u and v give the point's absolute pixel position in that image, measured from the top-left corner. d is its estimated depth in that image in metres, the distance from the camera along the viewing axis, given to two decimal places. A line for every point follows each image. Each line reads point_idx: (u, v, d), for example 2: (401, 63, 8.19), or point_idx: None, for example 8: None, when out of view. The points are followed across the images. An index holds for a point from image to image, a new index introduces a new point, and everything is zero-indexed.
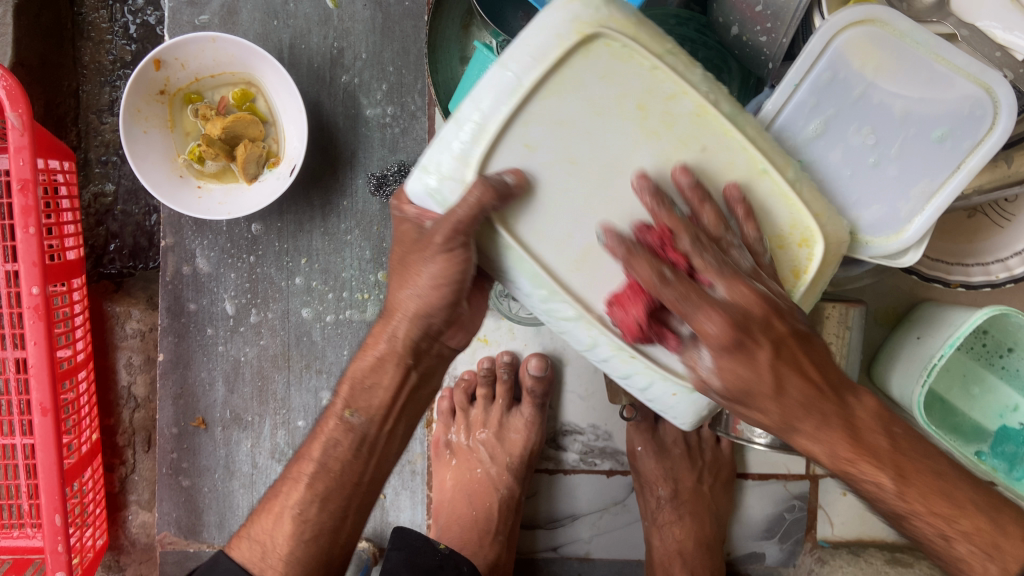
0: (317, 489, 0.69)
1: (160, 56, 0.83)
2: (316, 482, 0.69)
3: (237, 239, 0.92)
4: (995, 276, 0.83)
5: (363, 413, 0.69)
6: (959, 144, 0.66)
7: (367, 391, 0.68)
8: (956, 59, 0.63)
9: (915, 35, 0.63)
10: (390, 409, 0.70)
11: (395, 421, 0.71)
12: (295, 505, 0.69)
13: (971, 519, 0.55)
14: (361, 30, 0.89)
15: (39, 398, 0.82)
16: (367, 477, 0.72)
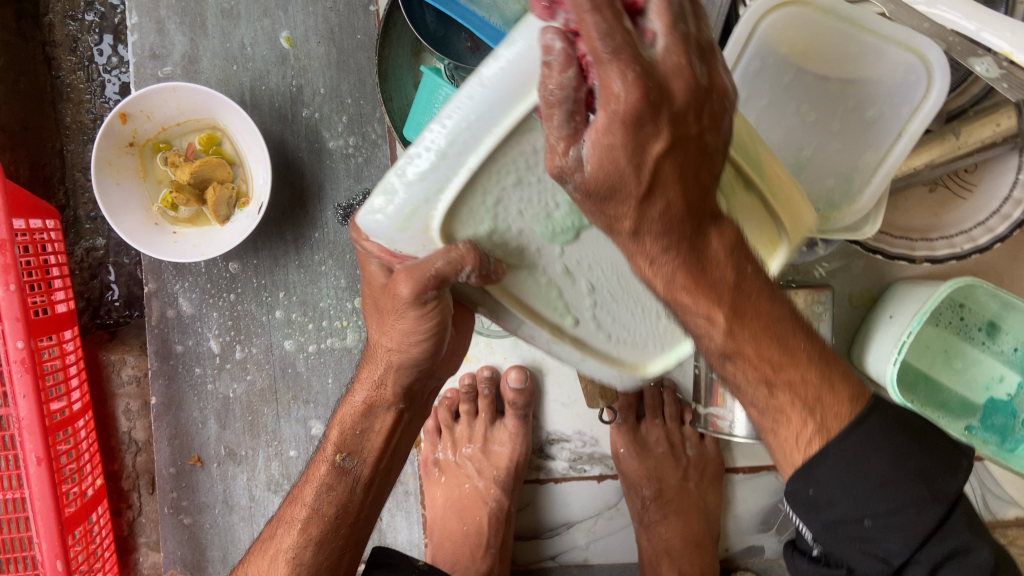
0: (311, 532, 0.67)
1: (124, 109, 0.86)
2: (312, 527, 0.67)
3: (216, 279, 0.94)
4: (960, 248, 0.83)
5: (358, 456, 0.67)
6: (898, 110, 0.66)
7: (337, 443, 0.67)
8: (883, 26, 0.64)
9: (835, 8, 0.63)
10: (385, 449, 0.68)
11: (389, 459, 0.69)
12: (289, 549, 0.68)
13: (800, 370, 0.51)
14: (317, 66, 0.92)
15: (33, 449, 0.85)
16: (362, 517, 0.70)
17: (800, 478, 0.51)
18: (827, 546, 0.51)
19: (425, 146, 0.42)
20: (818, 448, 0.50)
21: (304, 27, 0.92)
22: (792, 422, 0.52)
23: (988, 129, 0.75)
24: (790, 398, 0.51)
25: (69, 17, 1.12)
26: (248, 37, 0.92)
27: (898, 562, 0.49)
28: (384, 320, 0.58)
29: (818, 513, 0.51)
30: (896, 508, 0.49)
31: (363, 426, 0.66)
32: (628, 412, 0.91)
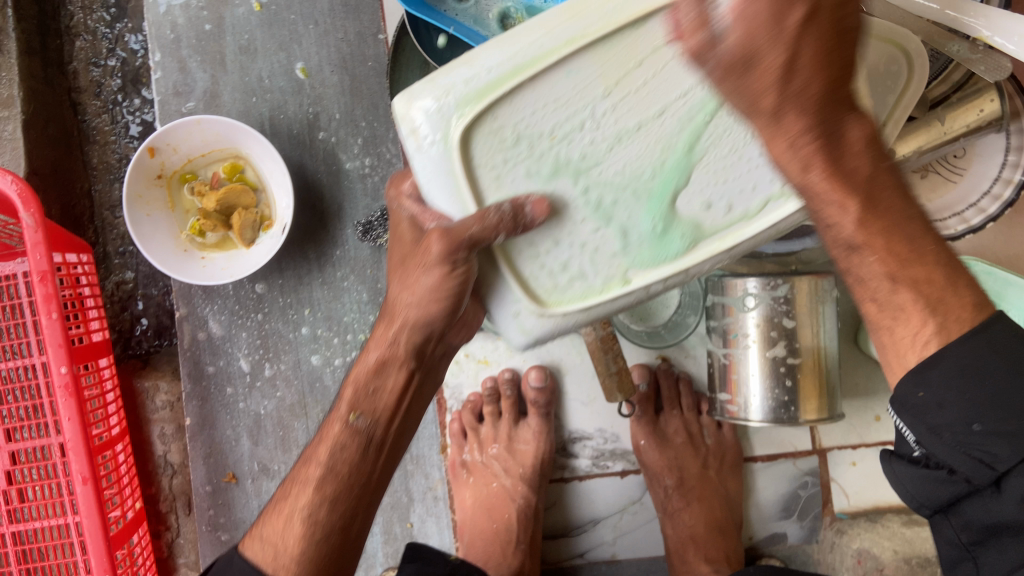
0: (326, 492, 0.64)
1: (153, 143, 0.91)
2: (326, 485, 0.64)
3: (244, 300, 0.99)
4: (953, 230, 0.86)
5: (370, 416, 0.65)
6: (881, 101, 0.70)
7: (349, 404, 0.65)
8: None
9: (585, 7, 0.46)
10: (396, 411, 0.66)
11: (399, 423, 0.68)
12: (305, 507, 0.64)
13: (925, 268, 0.49)
14: (332, 93, 0.97)
15: (78, 470, 0.89)
16: (375, 480, 0.67)
17: (957, 415, 0.48)
18: (931, 450, 0.50)
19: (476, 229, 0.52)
20: (928, 355, 0.49)
21: (318, 57, 0.97)
22: (911, 320, 0.50)
23: (972, 115, 0.79)
24: (910, 296, 0.49)
25: (92, 64, 1.18)
26: (265, 70, 0.97)
27: (1003, 468, 0.47)
28: (410, 274, 0.58)
29: (924, 417, 0.50)
30: (1011, 421, 0.47)
31: (376, 385, 0.64)
32: (646, 405, 0.93)
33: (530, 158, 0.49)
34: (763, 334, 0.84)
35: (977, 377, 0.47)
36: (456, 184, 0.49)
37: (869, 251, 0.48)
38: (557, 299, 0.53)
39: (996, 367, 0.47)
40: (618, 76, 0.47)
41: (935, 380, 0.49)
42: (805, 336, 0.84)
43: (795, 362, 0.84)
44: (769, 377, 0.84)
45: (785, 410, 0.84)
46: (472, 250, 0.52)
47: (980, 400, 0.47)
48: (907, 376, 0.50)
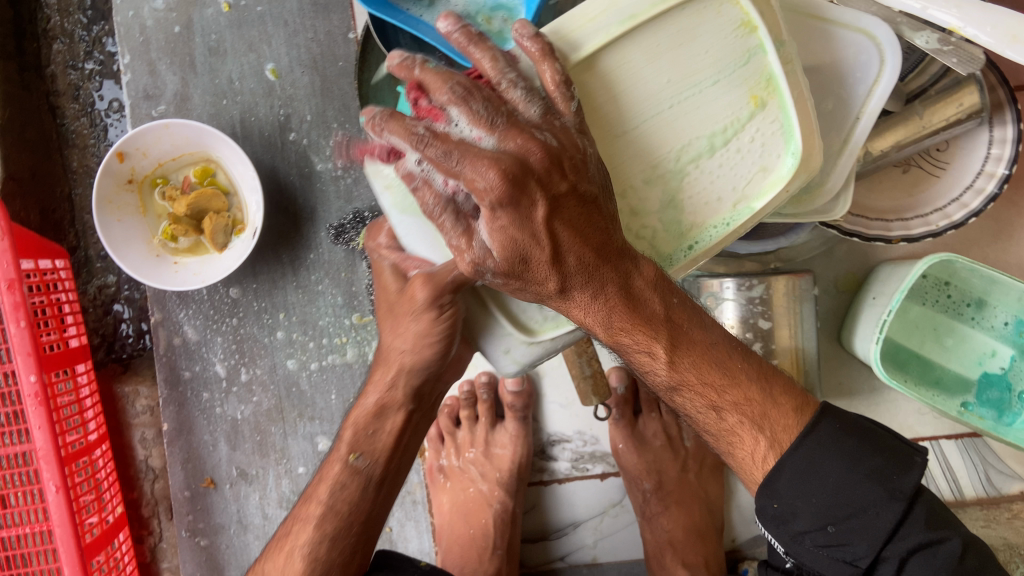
0: (325, 528, 0.68)
1: (121, 149, 0.90)
2: (325, 524, 0.68)
3: (218, 304, 0.98)
4: (937, 225, 0.84)
5: (370, 456, 0.69)
6: (854, 92, 0.68)
7: (349, 445, 0.69)
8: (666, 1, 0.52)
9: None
10: (395, 450, 0.70)
11: (399, 458, 0.72)
12: (304, 546, 0.68)
13: (743, 389, 0.59)
14: (303, 94, 0.96)
15: (50, 477, 0.89)
16: (373, 517, 0.71)
17: (766, 494, 0.57)
18: (800, 558, 0.58)
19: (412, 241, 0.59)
20: (772, 463, 0.57)
21: (288, 58, 0.96)
22: (745, 441, 0.59)
23: (953, 108, 0.77)
24: (736, 417, 0.59)
25: (70, 67, 1.17)
26: (236, 71, 0.96)
27: (865, 563, 0.54)
28: (400, 322, 0.63)
29: (787, 526, 0.57)
30: (857, 510, 0.54)
31: (374, 428, 0.69)
32: (624, 407, 0.92)
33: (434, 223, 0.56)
34: (739, 335, 0.83)
35: (816, 480, 0.55)
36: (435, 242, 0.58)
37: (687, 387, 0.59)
38: (543, 328, 0.60)
39: (829, 479, 0.55)
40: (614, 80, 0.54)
41: (784, 492, 0.56)
42: (782, 337, 0.82)
43: (770, 364, 0.82)
44: None
45: None
46: (458, 292, 0.58)
47: (863, 470, 0.55)
48: (763, 489, 0.58)
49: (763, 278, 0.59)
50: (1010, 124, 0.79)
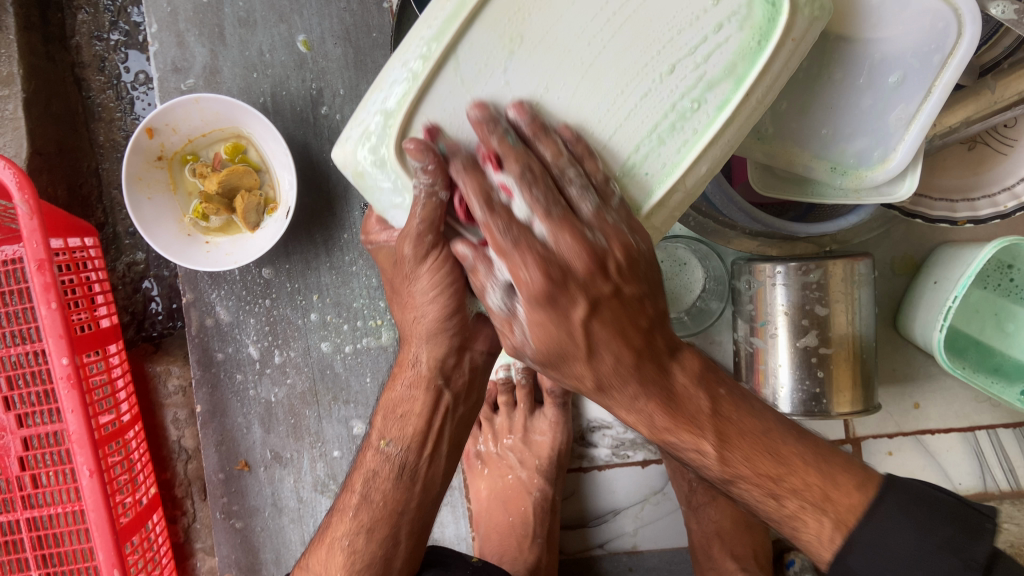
0: (362, 520, 0.67)
1: (150, 124, 0.87)
2: (361, 515, 0.68)
3: (251, 285, 0.96)
4: (1004, 207, 0.80)
5: (399, 443, 0.68)
6: (928, 62, 0.63)
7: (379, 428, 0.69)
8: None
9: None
10: (427, 431, 0.68)
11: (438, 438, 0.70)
12: (343, 538, 0.68)
13: (800, 476, 0.56)
14: (336, 68, 0.92)
15: (84, 461, 0.88)
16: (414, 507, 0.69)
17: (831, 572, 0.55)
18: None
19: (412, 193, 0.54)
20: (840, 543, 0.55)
21: (320, 29, 0.92)
22: (808, 525, 0.56)
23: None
24: (797, 504, 0.56)
25: (95, 37, 1.14)
26: (266, 43, 0.92)
27: None
28: (406, 292, 0.62)
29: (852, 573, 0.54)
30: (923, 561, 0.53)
31: (405, 411, 0.68)
32: None
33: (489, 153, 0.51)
34: (793, 322, 0.79)
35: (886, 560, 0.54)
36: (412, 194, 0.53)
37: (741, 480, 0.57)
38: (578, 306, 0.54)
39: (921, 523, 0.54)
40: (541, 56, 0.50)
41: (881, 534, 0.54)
42: (839, 324, 0.79)
43: (827, 352, 0.79)
44: (798, 368, 0.79)
45: (816, 402, 0.79)
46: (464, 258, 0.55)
47: (936, 542, 0.53)
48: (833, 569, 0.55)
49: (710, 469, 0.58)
50: None
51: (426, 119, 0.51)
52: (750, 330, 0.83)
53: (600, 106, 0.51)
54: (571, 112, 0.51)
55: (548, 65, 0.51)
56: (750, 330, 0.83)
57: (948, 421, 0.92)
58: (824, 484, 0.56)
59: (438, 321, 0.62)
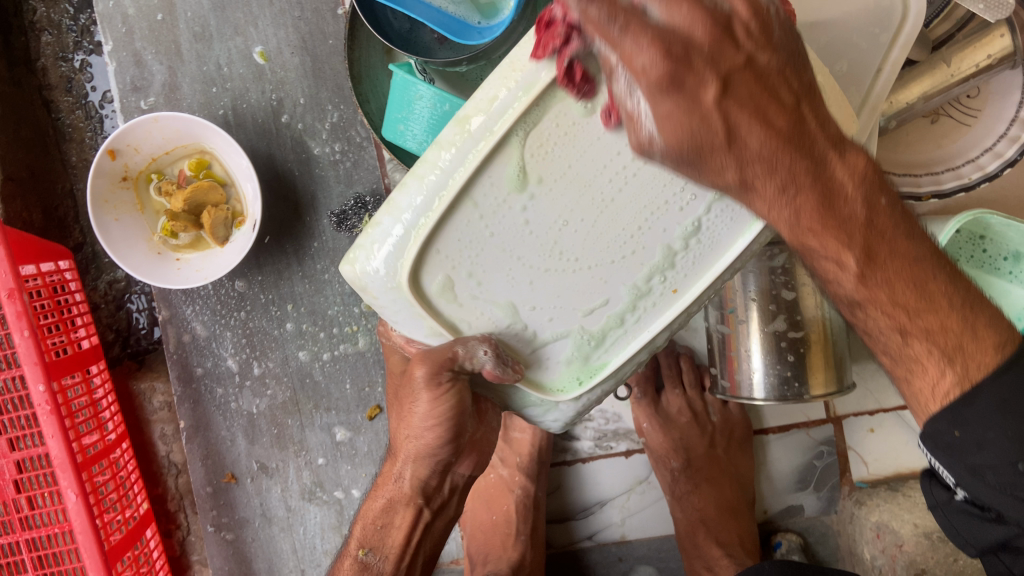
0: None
1: (111, 146, 0.86)
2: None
3: (225, 299, 0.96)
4: (968, 179, 0.79)
5: (379, 553, 0.73)
6: (876, 42, 0.62)
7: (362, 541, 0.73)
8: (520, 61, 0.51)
9: (488, 92, 0.52)
10: (405, 548, 0.73)
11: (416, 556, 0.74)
12: None
13: (938, 315, 0.55)
14: (294, 77, 0.92)
15: (69, 486, 0.89)
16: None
17: (947, 420, 0.55)
18: (978, 494, 0.55)
19: (406, 310, 0.59)
20: (958, 396, 0.55)
21: (276, 39, 0.91)
22: (930, 371, 0.56)
23: (981, 54, 0.71)
24: (925, 345, 0.56)
25: (60, 58, 1.13)
26: (223, 57, 0.92)
27: None
28: (407, 408, 0.66)
29: (965, 458, 0.55)
30: None
31: (382, 524, 0.72)
32: (646, 385, 0.90)
33: (484, 266, 0.57)
34: (762, 308, 0.78)
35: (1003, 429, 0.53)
36: (425, 321, 0.59)
37: (875, 304, 0.55)
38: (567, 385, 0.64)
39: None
40: (529, 156, 0.53)
41: (973, 419, 0.54)
42: (808, 306, 0.78)
43: (797, 336, 0.78)
44: (770, 353, 0.79)
45: (787, 387, 0.79)
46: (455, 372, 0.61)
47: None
48: (947, 416, 0.55)
49: (841, 282, 0.55)
50: None
51: (437, 251, 0.56)
52: (720, 317, 0.83)
53: (617, 239, 0.58)
54: (588, 243, 0.57)
55: (569, 203, 0.55)
56: (719, 316, 0.83)
57: None
58: (964, 331, 0.55)
59: (433, 446, 0.65)
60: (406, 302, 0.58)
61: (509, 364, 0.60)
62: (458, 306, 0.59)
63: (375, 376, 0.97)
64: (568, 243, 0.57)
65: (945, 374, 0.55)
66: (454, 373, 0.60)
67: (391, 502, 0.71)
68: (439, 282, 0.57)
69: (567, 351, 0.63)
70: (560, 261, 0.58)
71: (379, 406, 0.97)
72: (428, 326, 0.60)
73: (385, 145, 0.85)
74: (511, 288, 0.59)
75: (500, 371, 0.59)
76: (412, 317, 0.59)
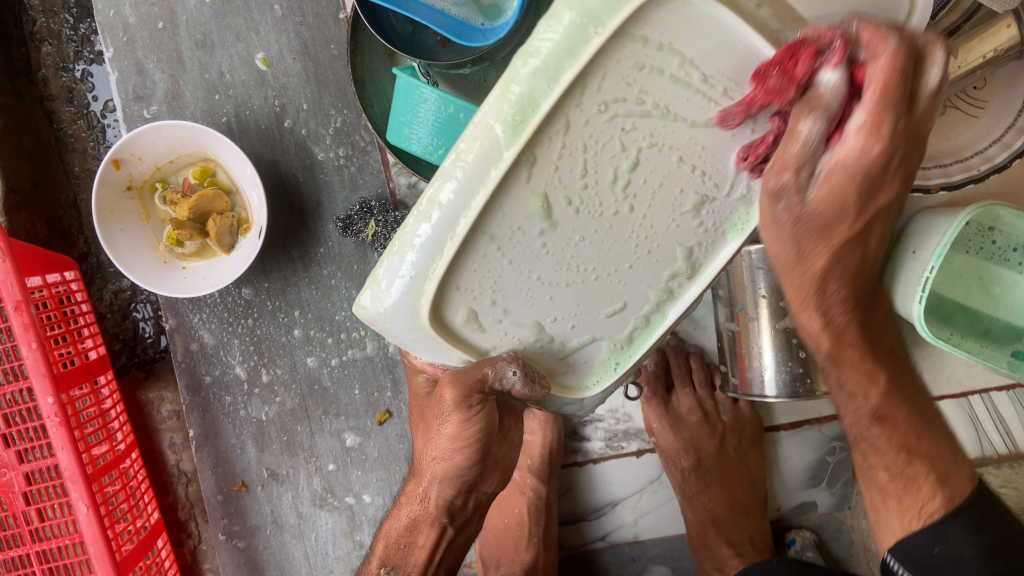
0: None
1: (115, 156, 0.86)
2: None
3: (232, 306, 0.96)
4: (976, 171, 0.79)
5: (401, 570, 0.72)
6: None
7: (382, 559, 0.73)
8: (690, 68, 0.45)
9: (486, 110, 0.45)
10: (428, 565, 0.72)
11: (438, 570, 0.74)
12: None
13: (903, 434, 0.61)
14: (297, 82, 0.92)
15: (80, 497, 0.89)
16: None
17: (928, 537, 0.59)
18: None
19: (428, 342, 0.56)
20: (941, 517, 0.59)
21: (277, 45, 0.91)
22: (919, 492, 0.60)
23: (987, 46, 0.70)
24: (889, 446, 0.61)
25: (61, 69, 1.12)
26: (225, 64, 0.92)
27: None
28: (434, 429, 0.65)
29: (929, 571, 0.59)
30: (1011, 570, 0.57)
31: (406, 541, 0.72)
32: (656, 385, 0.90)
33: (504, 285, 0.54)
34: (772, 305, 0.77)
35: (981, 544, 0.58)
36: (453, 352, 0.58)
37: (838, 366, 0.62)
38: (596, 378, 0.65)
39: (988, 544, 0.58)
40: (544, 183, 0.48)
41: (953, 535, 0.58)
42: None
43: None
44: (781, 350, 0.78)
45: (799, 383, 0.78)
46: (485, 394, 0.60)
47: (993, 545, 0.58)
48: (929, 532, 0.59)
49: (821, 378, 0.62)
50: None
51: (455, 283, 0.52)
52: (731, 314, 0.82)
53: (629, 245, 0.54)
54: (605, 252, 0.54)
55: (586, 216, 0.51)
56: (730, 313, 0.82)
57: (939, 388, 0.91)
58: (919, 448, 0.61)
59: (459, 469, 0.66)
60: (427, 335, 0.55)
61: (537, 380, 0.60)
62: (483, 326, 0.57)
63: (384, 381, 0.96)
64: (584, 256, 0.53)
65: (934, 497, 0.60)
66: (483, 394, 0.60)
67: (414, 521, 0.71)
68: (459, 305, 0.54)
69: (600, 351, 0.63)
70: (578, 273, 0.55)
71: (388, 411, 0.97)
72: (455, 355, 0.58)
73: (391, 150, 0.84)
74: (531, 300, 0.56)
75: (529, 388, 0.59)
76: (437, 349, 0.57)
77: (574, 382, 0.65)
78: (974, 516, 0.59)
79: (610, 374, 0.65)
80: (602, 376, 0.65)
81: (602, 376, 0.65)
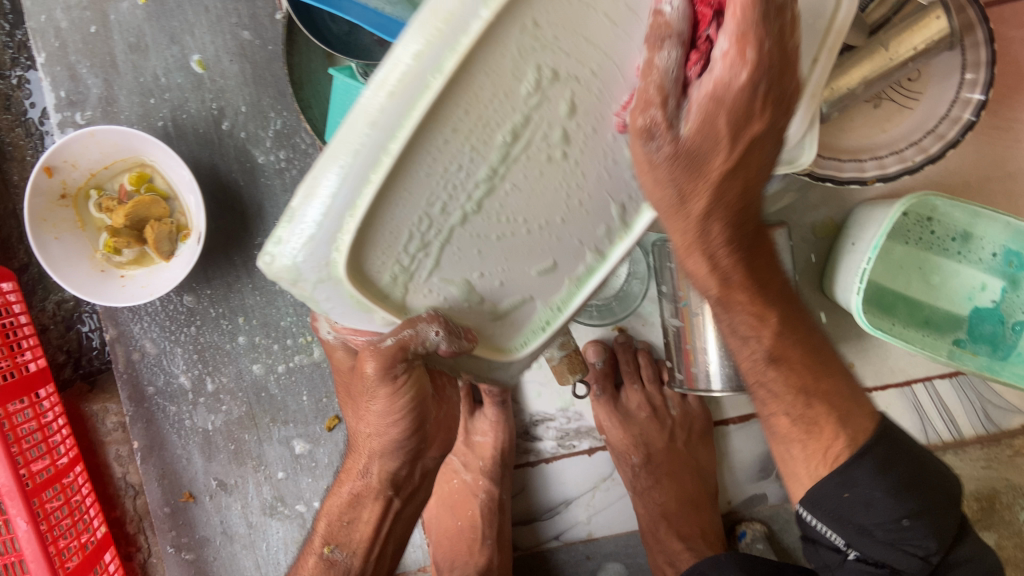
0: None
1: (47, 163, 0.84)
2: None
3: (174, 314, 0.94)
4: (913, 162, 0.78)
5: (346, 548, 0.71)
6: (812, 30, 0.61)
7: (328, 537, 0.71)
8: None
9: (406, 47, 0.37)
10: (374, 539, 0.71)
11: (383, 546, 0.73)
12: None
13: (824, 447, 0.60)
14: (234, 85, 0.90)
15: (19, 514, 0.87)
16: None
17: (835, 484, 0.59)
18: (866, 551, 0.59)
19: (313, 298, 0.46)
20: (846, 459, 0.58)
21: (213, 47, 0.89)
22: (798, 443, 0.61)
23: (919, 37, 0.71)
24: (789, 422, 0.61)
25: None
26: (160, 67, 0.90)
27: (934, 558, 0.58)
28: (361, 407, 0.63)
29: (854, 521, 0.59)
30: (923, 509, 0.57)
31: (349, 518, 0.70)
32: (605, 382, 0.89)
33: (418, 234, 0.45)
34: None
35: (888, 496, 0.57)
36: (373, 314, 0.48)
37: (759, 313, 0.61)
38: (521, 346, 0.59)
39: (898, 483, 0.58)
40: (466, 128, 0.41)
41: (862, 480, 0.58)
42: None
43: None
44: (723, 344, 0.78)
45: (743, 376, 0.78)
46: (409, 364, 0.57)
47: (907, 490, 0.57)
48: (833, 482, 0.59)
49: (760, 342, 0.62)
50: (982, 44, 0.74)
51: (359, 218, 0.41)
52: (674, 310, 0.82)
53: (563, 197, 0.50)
54: (535, 202, 0.48)
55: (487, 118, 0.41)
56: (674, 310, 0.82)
57: (884, 377, 0.91)
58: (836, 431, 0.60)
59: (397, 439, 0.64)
60: (335, 290, 0.45)
61: (462, 336, 0.52)
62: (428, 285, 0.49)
63: (332, 386, 0.95)
64: (513, 206, 0.47)
65: (838, 438, 0.59)
66: (407, 363, 0.56)
67: (357, 496, 0.69)
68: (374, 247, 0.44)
69: (536, 314, 0.58)
70: (508, 228, 0.49)
71: (338, 416, 0.95)
72: (378, 318, 0.49)
73: (330, 151, 0.83)
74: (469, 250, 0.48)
75: (455, 346, 0.52)
76: (355, 312, 0.48)
77: (510, 351, 0.59)
78: (878, 458, 0.58)
79: (544, 332, 0.59)
80: (536, 338, 0.59)
81: (536, 337, 0.59)
